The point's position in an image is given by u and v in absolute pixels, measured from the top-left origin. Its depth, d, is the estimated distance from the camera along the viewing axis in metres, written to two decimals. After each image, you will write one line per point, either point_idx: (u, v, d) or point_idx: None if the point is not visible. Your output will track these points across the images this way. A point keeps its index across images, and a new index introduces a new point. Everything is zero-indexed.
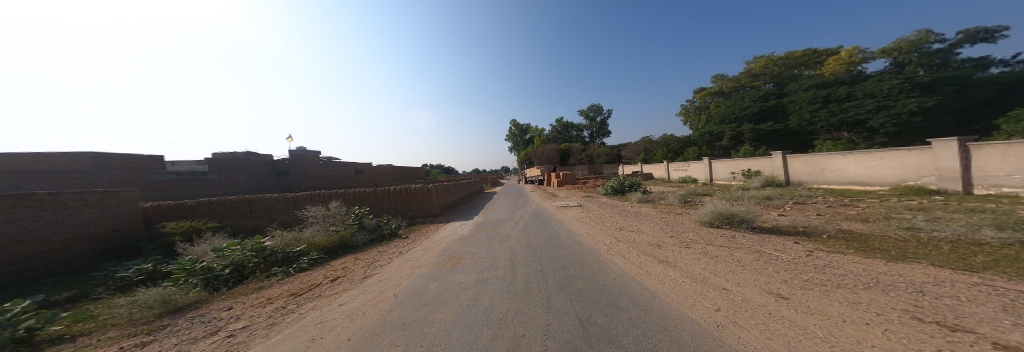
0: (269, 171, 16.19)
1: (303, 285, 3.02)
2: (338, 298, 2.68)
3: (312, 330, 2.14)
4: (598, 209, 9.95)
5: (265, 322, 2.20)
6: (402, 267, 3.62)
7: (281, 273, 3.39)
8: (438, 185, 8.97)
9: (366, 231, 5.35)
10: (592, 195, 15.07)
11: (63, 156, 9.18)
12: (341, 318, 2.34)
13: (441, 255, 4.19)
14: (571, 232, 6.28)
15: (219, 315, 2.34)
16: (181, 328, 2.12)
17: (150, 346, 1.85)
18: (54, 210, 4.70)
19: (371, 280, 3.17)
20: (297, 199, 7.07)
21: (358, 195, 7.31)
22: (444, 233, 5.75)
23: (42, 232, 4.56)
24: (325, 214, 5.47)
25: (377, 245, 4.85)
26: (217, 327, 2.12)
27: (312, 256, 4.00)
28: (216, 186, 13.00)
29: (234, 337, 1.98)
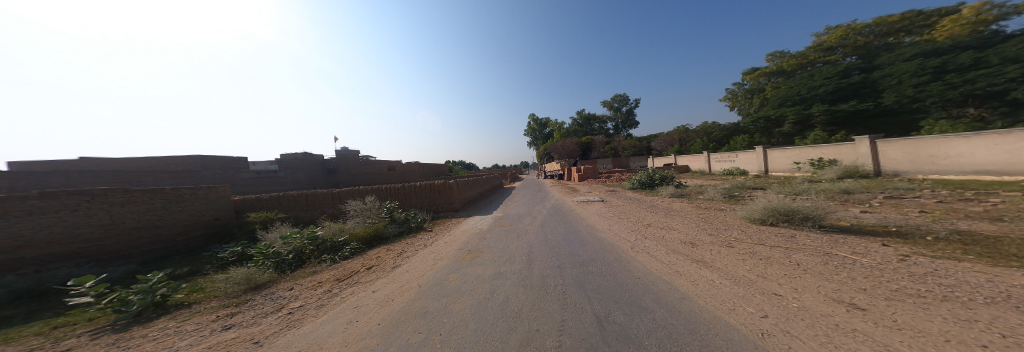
0: (321, 169, 18.01)
1: (345, 272, 3.45)
2: (372, 285, 3.04)
3: (350, 314, 2.49)
4: (624, 204, 9.61)
5: (316, 303, 2.60)
6: (426, 259, 3.95)
7: (330, 260, 3.90)
8: (460, 180, 9.35)
9: (396, 224, 5.87)
10: (617, 190, 14.53)
11: (182, 159, 11.64)
12: (374, 304, 2.67)
13: (461, 249, 4.47)
14: (592, 228, 6.20)
15: (283, 294, 2.80)
16: (258, 303, 2.58)
17: (236, 317, 2.30)
18: (177, 201, 6.02)
19: (399, 270, 3.52)
20: (341, 194, 7.88)
21: (389, 191, 7.95)
22: (465, 227, 6.05)
23: (170, 218, 5.90)
24: (362, 209, 6.08)
25: (406, 237, 5.30)
26: (281, 305, 2.55)
27: (353, 246, 4.50)
28: (281, 182, 14.85)
29: (293, 315, 2.38)
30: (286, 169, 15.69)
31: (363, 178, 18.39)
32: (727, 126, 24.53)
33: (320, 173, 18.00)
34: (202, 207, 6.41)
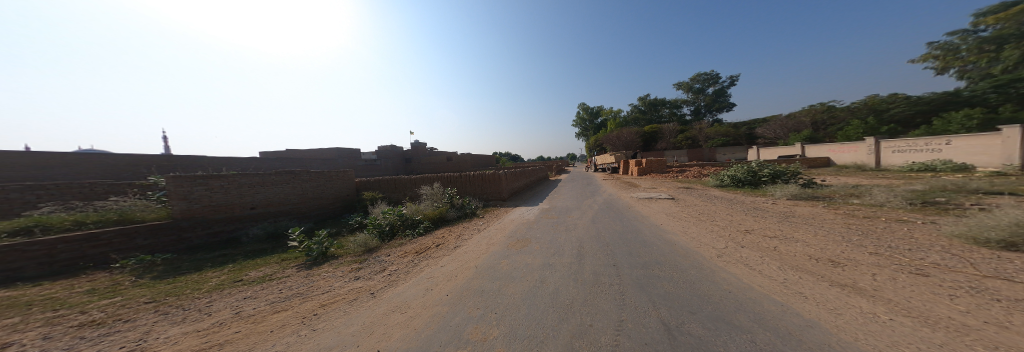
0: (401, 159, 22.01)
1: (421, 247, 4.29)
2: (440, 261, 3.72)
3: (426, 281, 3.14)
4: (703, 205, 8.21)
5: (405, 270, 3.38)
6: (480, 243, 4.50)
7: (411, 235, 4.92)
8: (509, 172, 9.99)
9: (456, 209, 6.80)
10: (696, 187, 12.38)
11: (322, 151, 17.28)
12: (443, 276, 3.29)
13: (511, 236, 4.85)
14: (658, 228, 5.64)
15: (385, 258, 3.74)
16: (370, 262, 3.57)
17: (363, 270, 3.30)
18: (333, 179, 8.55)
19: (461, 250, 4.14)
20: (416, 180, 9.45)
21: (450, 178, 9.19)
22: (515, 216, 6.46)
23: (333, 187, 8.51)
24: (432, 194, 7.27)
25: (463, 221, 6.12)
26: (384, 266, 3.45)
27: (426, 225, 5.46)
28: (374, 167, 18.92)
29: (392, 276, 3.20)
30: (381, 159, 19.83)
31: (428, 167, 21.50)
32: (930, 97, 17.03)
33: (400, 162, 21.85)
34: (337, 185, 8.60)
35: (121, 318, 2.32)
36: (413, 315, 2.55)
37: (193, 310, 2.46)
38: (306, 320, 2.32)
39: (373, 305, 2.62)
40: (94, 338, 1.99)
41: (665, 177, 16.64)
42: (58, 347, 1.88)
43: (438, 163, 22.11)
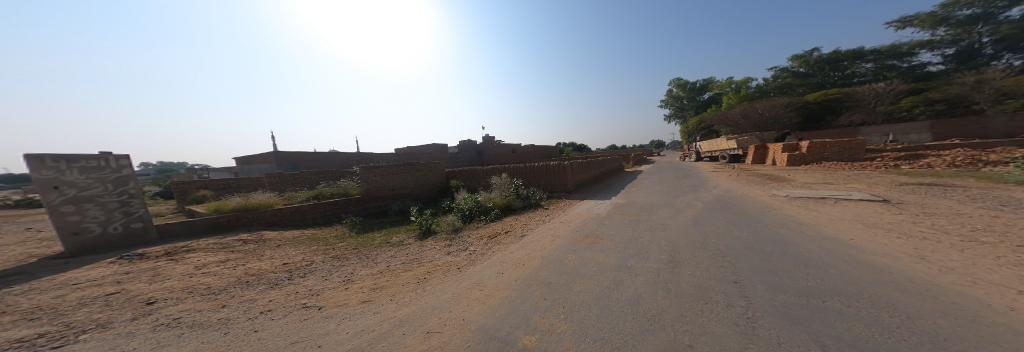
0: (475, 152, 24.60)
1: (493, 232, 4.93)
2: (509, 247, 4.12)
3: (498, 264, 3.55)
4: (942, 211, 4.76)
5: (481, 252, 4.00)
6: (546, 234, 4.60)
7: (485, 220, 5.75)
8: (576, 162, 9.62)
9: (522, 199, 7.29)
10: (940, 183, 7.13)
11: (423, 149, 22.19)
12: (512, 262, 3.61)
13: (578, 231, 4.67)
14: (812, 237, 3.84)
15: (468, 239, 4.59)
16: (457, 241, 4.51)
17: (452, 247, 4.21)
18: (436, 168, 10.33)
19: (529, 240, 4.37)
20: (486, 171, 10.51)
21: (515, 169, 9.76)
22: (583, 210, 6.15)
23: (437, 170, 10.40)
24: (497, 183, 7.95)
25: (528, 210, 6.53)
26: (466, 246, 4.24)
27: (497, 212, 6.19)
28: (456, 160, 23.30)
29: (471, 256, 3.87)
30: (462, 152, 23.66)
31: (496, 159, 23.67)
32: None
33: (474, 155, 24.61)
34: (435, 173, 10.26)
35: (345, 255, 4.40)
36: (488, 292, 2.93)
37: (371, 258, 4.13)
38: (420, 279, 3.25)
39: (459, 277, 3.24)
40: (331, 269, 3.83)
41: (854, 168, 10.63)
42: (328, 267, 3.93)
43: (504, 155, 23.96)
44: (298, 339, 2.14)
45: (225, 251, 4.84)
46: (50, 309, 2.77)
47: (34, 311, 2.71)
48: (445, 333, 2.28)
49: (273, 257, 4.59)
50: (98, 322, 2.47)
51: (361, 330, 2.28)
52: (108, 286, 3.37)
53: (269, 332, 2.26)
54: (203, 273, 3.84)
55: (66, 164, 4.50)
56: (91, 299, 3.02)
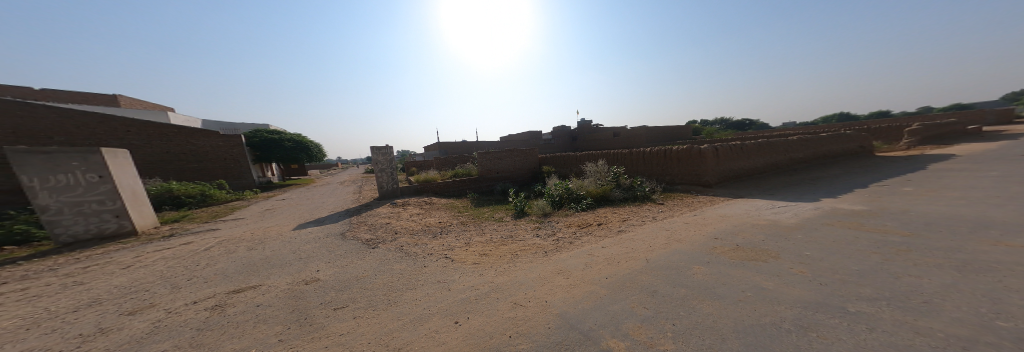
0: (568, 137, 24.03)
1: (584, 221, 4.56)
2: (602, 241, 3.60)
3: (586, 257, 3.22)
4: None
5: (569, 240, 3.79)
6: (655, 233, 3.61)
7: (575, 208, 5.45)
8: (728, 144, 6.78)
9: (623, 189, 6.28)
10: None
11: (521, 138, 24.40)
12: (603, 258, 3.13)
13: (713, 236, 3.25)
14: None
15: (557, 224, 4.58)
16: (545, 225, 4.66)
17: (540, 230, 4.39)
18: (532, 153, 10.90)
19: (629, 237, 3.61)
20: (581, 157, 10.01)
21: (626, 155, 8.40)
22: (726, 210, 4.30)
23: (533, 155, 10.96)
24: (592, 171, 7.27)
25: (630, 203, 5.53)
26: (553, 231, 4.25)
27: (589, 201, 5.69)
28: (550, 145, 24.00)
29: (559, 242, 3.76)
30: (556, 138, 23.85)
31: (592, 144, 21.75)
32: None
33: (568, 140, 24.05)
34: (531, 159, 10.80)
35: (472, 222, 5.69)
36: (572, 282, 2.67)
37: (485, 229, 5.02)
38: (514, 254, 3.58)
39: (544, 261, 3.22)
40: (458, 231, 5.10)
41: None
42: (459, 229, 5.21)
43: (604, 139, 21.47)
44: (440, 279, 2.94)
45: (418, 206, 7.72)
46: (368, 226, 5.69)
47: (362, 227, 5.68)
48: (528, 307, 2.22)
49: (434, 215, 6.74)
50: (368, 241, 4.73)
51: (470, 286, 2.73)
52: (383, 218, 6.36)
53: (429, 269, 3.28)
54: (401, 218, 6.36)
55: (378, 150, 8.49)
56: (379, 225, 5.79)
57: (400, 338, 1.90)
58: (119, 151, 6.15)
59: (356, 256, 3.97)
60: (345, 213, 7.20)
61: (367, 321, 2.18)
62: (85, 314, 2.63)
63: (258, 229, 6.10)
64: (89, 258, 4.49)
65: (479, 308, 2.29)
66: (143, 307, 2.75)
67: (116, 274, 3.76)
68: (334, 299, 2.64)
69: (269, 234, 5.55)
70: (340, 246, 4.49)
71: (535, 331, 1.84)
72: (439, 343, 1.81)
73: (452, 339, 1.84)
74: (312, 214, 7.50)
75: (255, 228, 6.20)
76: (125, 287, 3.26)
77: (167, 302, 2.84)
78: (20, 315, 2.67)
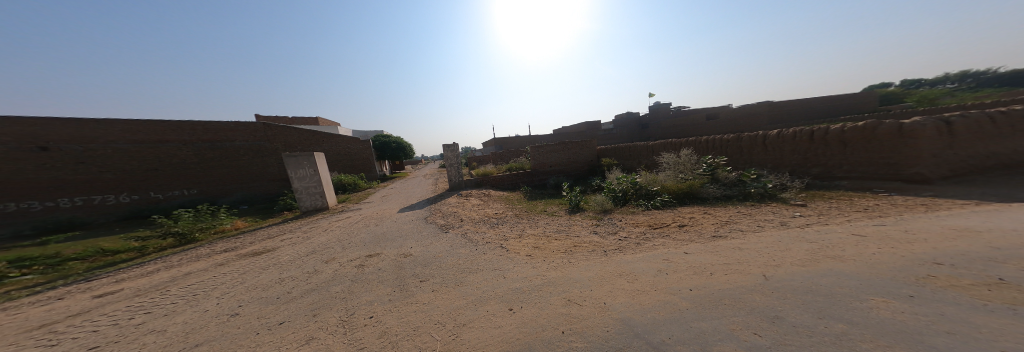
0: (636, 125, 20.92)
1: (658, 222, 3.86)
2: (684, 247, 2.87)
3: (660, 263, 2.64)
4: None
5: (634, 241, 3.30)
6: (778, 245, 2.47)
7: (645, 206, 4.69)
8: (984, 112, 4.08)
9: (721, 185, 4.95)
10: None
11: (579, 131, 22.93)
12: (685, 267, 2.43)
13: (907, 255, 1.96)
14: None
15: (620, 223, 4.09)
16: (604, 222, 4.27)
17: (598, 227, 4.05)
18: (589, 145, 10.16)
19: (730, 246, 2.66)
20: (655, 147, 8.57)
21: (742, 140, 6.40)
22: (922, 219, 2.71)
23: (591, 147, 10.20)
24: (673, 162, 6.06)
25: (731, 203, 4.29)
26: (614, 230, 3.82)
27: (665, 198, 4.80)
28: (612, 136, 21.46)
29: (623, 242, 3.33)
30: (617, 127, 21.15)
31: (669, 131, 18.08)
32: None
33: (636, 128, 20.97)
34: (588, 151, 10.08)
35: (527, 214, 5.79)
36: (639, 287, 2.27)
37: (537, 222, 5.01)
38: (569, 249, 3.45)
39: (604, 261, 2.94)
40: (512, 222, 5.29)
41: None
42: (514, 221, 5.41)
43: (689, 124, 17.46)
44: (496, 267, 3.17)
45: (480, 196, 8.43)
46: (441, 213, 6.67)
47: (437, 213, 6.72)
48: (584, 306, 2.10)
49: (492, 206, 7.23)
50: (442, 226, 5.57)
51: (525, 277, 2.82)
52: (452, 206, 7.30)
53: (488, 256, 3.59)
54: (466, 207, 7.12)
55: (449, 148, 9.57)
56: (450, 212, 6.69)
57: (465, 316, 2.17)
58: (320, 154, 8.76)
59: (433, 239, 4.74)
60: (428, 201, 8.66)
61: (443, 296, 2.58)
62: (304, 259, 4.24)
63: (374, 210, 8.15)
64: (306, 222, 7.16)
65: (534, 298, 2.36)
66: (330, 258, 4.19)
67: (316, 234, 5.88)
68: (420, 273, 3.25)
69: (378, 216, 7.31)
70: (422, 229, 5.47)
71: (592, 332, 1.73)
72: (496, 326, 1.97)
73: (506, 325, 1.96)
74: (406, 201, 9.39)
75: (372, 210, 8.29)
76: (319, 245, 5.05)
77: (341, 257, 4.25)
78: (287, 254, 4.60)
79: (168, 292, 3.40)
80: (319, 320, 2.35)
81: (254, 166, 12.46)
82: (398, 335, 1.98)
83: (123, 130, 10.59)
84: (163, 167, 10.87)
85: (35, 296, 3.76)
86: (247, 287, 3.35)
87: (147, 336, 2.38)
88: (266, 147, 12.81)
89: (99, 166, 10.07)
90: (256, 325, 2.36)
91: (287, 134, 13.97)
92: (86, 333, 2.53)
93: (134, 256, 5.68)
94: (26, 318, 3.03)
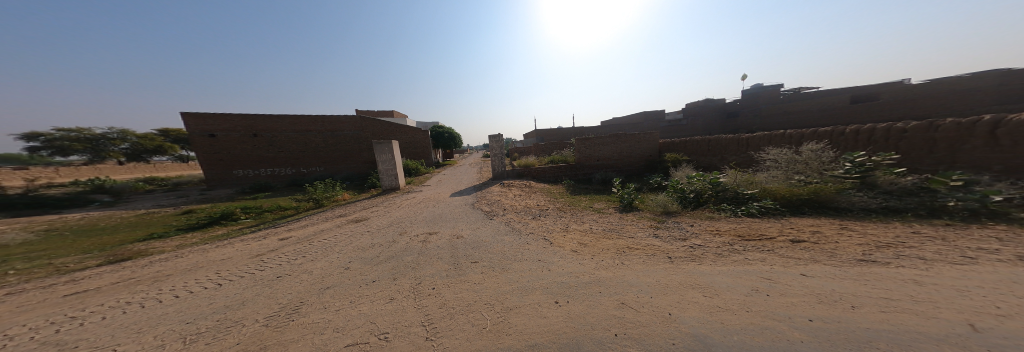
0: (720, 113, 17.57)
1: (752, 232, 3.07)
2: (798, 268, 2.07)
3: (758, 281, 1.97)
4: None
5: (715, 251, 2.69)
6: (1003, 289, 1.47)
7: (730, 212, 3.85)
8: None
9: (872, 191, 3.56)
10: None
11: (642, 122, 20.80)
12: (800, 292, 1.72)
13: None
14: None
15: (690, 228, 3.45)
16: (667, 226, 3.69)
17: (660, 231, 3.51)
18: (652, 138, 9.00)
19: (899, 277, 1.73)
20: (752, 140, 6.98)
21: (930, 129, 4.32)
22: None
23: (654, 139, 9.00)
24: (788, 159, 4.75)
25: (890, 217, 3.03)
26: (682, 236, 3.23)
27: (765, 203, 3.81)
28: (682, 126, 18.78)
29: (695, 250, 2.79)
30: (690, 117, 18.21)
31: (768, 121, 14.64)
32: None
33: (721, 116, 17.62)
34: (650, 144, 8.96)
35: (573, 209, 5.49)
36: (719, 305, 1.76)
37: (583, 218, 4.67)
38: (623, 251, 3.07)
39: (669, 268, 2.50)
40: (555, 216, 5.08)
41: None
42: (558, 214, 5.19)
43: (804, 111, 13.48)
44: (540, 259, 3.08)
45: (525, 186, 8.43)
46: (488, 201, 6.93)
47: (483, 201, 6.98)
48: (641, 312, 1.82)
49: (535, 197, 7.11)
50: (487, 213, 5.77)
51: (571, 272, 2.65)
52: (499, 195, 7.50)
53: (532, 247, 3.52)
54: (510, 197, 7.18)
55: (494, 140, 9.79)
56: (496, 200, 6.88)
57: (511, 301, 2.17)
58: (393, 142, 9.82)
59: (480, 224, 4.97)
60: (476, 188, 9.12)
61: (490, 279, 2.63)
62: (385, 229, 4.98)
63: (432, 193, 9.04)
64: (385, 199, 8.41)
65: (582, 294, 2.20)
66: (403, 231, 4.80)
67: (391, 209, 6.87)
68: (471, 255, 3.42)
69: (433, 198, 8.05)
70: (471, 214, 5.78)
71: (653, 340, 1.47)
72: (541, 316, 1.89)
73: (552, 316, 1.86)
74: (456, 186, 10.09)
75: (432, 192, 9.21)
76: (394, 218, 5.87)
77: (410, 230, 4.85)
78: (376, 223, 5.49)
79: (314, 242, 4.43)
80: (397, 283, 2.68)
81: (357, 150, 15.32)
82: (455, 309, 2.09)
83: (290, 123, 14.46)
84: (308, 150, 14.63)
85: (254, 233, 5.44)
86: (351, 246, 4.12)
87: (304, 275, 3.10)
88: (362, 135, 15.45)
89: (280, 149, 14.37)
90: (359, 279, 2.85)
91: (375, 125, 16.05)
92: (276, 265, 3.49)
93: (295, 212, 7.65)
94: (251, 248, 4.39)
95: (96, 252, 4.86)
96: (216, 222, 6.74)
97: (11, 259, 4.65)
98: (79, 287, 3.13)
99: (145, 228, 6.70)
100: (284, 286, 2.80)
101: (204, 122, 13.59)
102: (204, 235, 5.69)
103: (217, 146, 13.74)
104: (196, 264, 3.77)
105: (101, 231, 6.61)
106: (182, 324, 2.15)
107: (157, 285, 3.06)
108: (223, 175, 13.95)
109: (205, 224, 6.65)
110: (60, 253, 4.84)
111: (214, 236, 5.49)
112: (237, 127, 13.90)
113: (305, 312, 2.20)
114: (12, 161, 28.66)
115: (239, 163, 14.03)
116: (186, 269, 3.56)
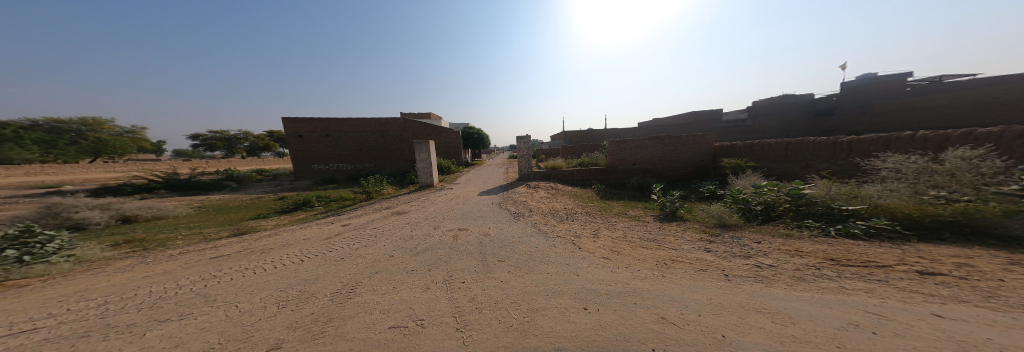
0: (806, 111, 14.97)
1: (847, 256, 2.52)
2: (925, 308, 1.58)
3: (860, 316, 1.56)
4: None
5: (791, 274, 2.24)
6: None
7: (817, 230, 3.23)
8: None
9: None
10: None
11: (695, 121, 18.79)
12: (926, 336, 1.31)
13: None
14: None
15: (754, 246, 2.96)
16: (721, 240, 3.21)
17: (713, 246, 3.07)
18: (704, 141, 8.12)
19: None
20: (855, 145, 5.85)
21: None
22: None
23: (705, 141, 8.10)
24: (912, 168, 3.76)
25: None
26: (746, 254, 2.77)
27: (872, 222, 3.07)
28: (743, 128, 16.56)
29: (762, 271, 2.36)
30: (756, 117, 15.94)
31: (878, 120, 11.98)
32: None
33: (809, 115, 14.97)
34: (702, 148, 8.07)
35: (603, 214, 5.15)
36: (794, 335, 1.43)
37: (613, 225, 4.34)
38: (666, 262, 2.74)
39: (726, 287, 2.14)
40: (585, 220, 4.83)
41: None
42: (586, 219, 4.89)
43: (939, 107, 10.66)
44: (567, 263, 2.92)
45: (552, 188, 8.20)
46: (515, 201, 6.87)
47: (511, 201, 6.95)
48: (685, 330, 1.57)
49: (559, 200, 6.84)
50: (514, 213, 5.72)
51: (602, 280, 2.44)
52: (525, 196, 7.41)
53: (558, 250, 3.36)
54: (535, 199, 7.02)
55: (523, 141, 9.72)
56: (523, 201, 6.80)
57: (538, 302, 2.06)
58: (430, 143, 10.27)
59: (507, 223, 4.93)
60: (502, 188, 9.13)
61: (516, 279, 2.55)
62: (422, 223, 5.23)
63: (464, 191, 9.32)
64: (422, 194, 8.94)
65: (613, 304, 2.00)
66: (437, 226, 4.98)
67: (426, 204, 7.24)
68: (498, 253, 3.39)
69: (461, 196, 8.27)
70: (498, 213, 5.78)
71: None
72: (570, 320, 1.75)
73: (581, 322, 1.71)
74: (484, 185, 10.27)
75: (463, 190, 9.49)
76: (430, 213, 6.15)
77: (444, 225, 5.02)
78: (413, 217, 5.80)
79: (364, 230, 4.82)
80: (432, 274, 2.76)
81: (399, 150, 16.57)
82: (482, 304, 2.06)
83: (353, 125, 16.16)
84: (364, 148, 16.23)
85: (327, 219, 6.15)
86: (392, 236, 4.39)
87: (349, 258, 3.39)
88: (405, 136, 16.60)
89: (344, 148, 16.13)
90: (401, 267, 2.99)
91: (415, 127, 17.11)
92: (338, 249, 3.83)
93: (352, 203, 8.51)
94: (324, 231, 4.96)
95: (228, 225, 6.04)
96: (300, 208, 7.84)
97: (181, 226, 5.98)
98: (219, 252, 3.85)
99: (256, 209, 8.08)
100: (346, 267, 3.05)
101: (297, 125, 15.75)
102: (294, 217, 6.64)
103: (304, 144, 15.84)
104: (290, 241, 4.37)
105: (231, 209, 8.15)
106: (280, 291, 2.48)
107: (268, 256, 3.61)
108: (303, 169, 16.05)
109: (292, 209, 7.75)
110: (206, 224, 6.10)
111: (299, 219, 6.34)
112: (316, 129, 15.89)
113: (361, 293, 2.36)
114: (177, 154, 38.66)
115: (318, 159, 16.01)
116: (282, 245, 4.14)
